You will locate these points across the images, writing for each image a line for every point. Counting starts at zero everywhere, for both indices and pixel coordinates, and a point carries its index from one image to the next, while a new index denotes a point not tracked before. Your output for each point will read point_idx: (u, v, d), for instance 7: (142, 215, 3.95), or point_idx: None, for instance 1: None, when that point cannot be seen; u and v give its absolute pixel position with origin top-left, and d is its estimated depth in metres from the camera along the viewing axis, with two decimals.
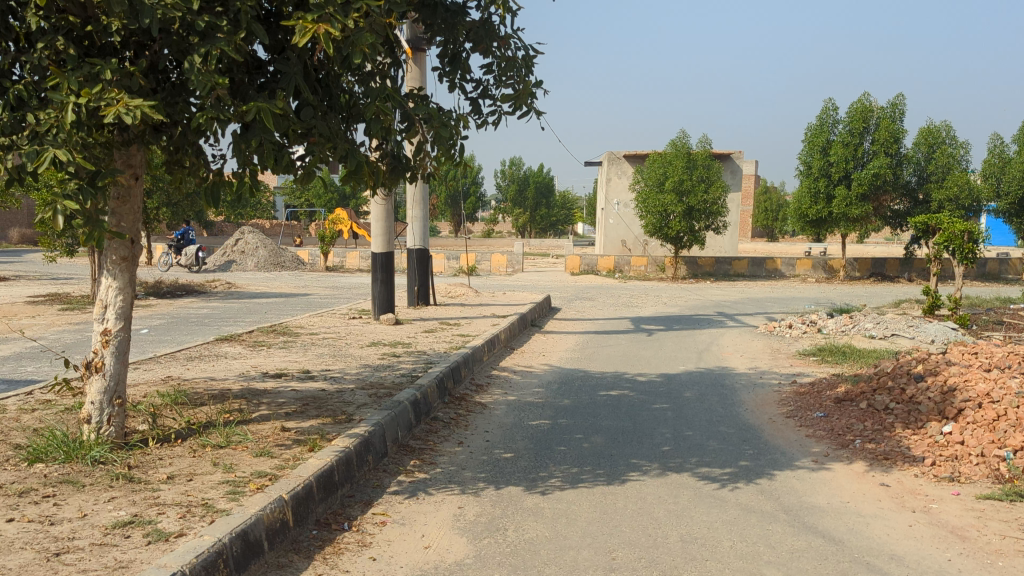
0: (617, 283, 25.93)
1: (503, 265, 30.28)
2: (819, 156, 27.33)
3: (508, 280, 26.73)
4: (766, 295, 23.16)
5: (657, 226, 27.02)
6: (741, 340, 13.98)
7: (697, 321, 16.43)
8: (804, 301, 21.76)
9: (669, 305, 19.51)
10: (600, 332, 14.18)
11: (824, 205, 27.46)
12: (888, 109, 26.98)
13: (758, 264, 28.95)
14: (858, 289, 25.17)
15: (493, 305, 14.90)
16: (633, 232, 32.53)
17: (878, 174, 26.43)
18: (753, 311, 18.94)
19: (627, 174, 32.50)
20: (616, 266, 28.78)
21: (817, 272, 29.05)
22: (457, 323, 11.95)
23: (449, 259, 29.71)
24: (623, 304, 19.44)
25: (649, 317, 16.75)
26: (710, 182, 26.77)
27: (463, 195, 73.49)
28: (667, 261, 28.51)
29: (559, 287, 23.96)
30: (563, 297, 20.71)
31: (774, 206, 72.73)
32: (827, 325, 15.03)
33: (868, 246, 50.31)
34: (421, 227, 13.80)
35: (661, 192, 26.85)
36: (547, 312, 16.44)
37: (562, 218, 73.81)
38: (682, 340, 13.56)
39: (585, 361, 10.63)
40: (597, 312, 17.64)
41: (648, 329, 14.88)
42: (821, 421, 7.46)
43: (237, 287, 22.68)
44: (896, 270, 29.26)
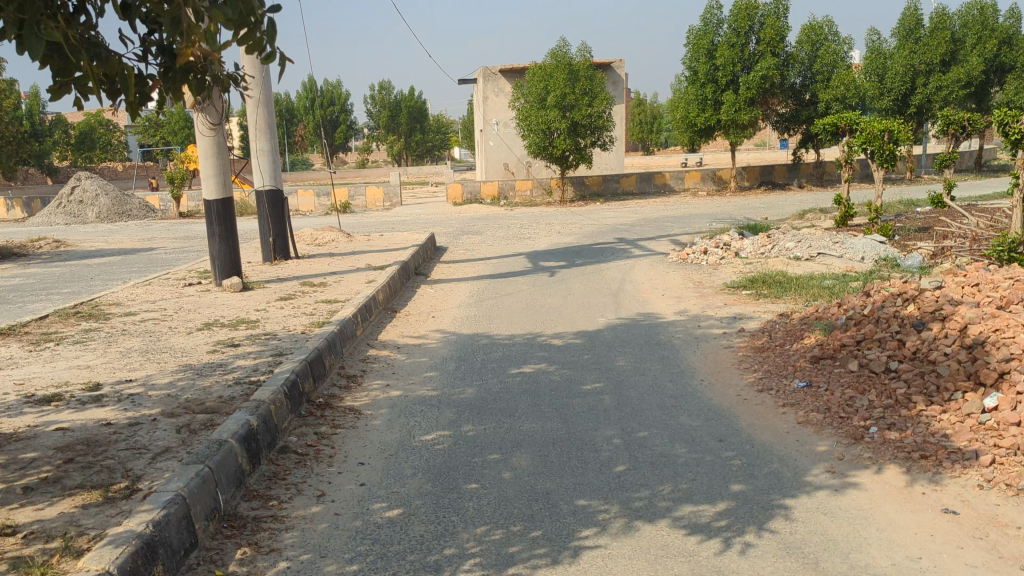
0: (504, 211, 23.86)
1: (378, 198, 27.72)
2: (704, 59, 25.35)
3: (385, 216, 24.24)
4: (662, 214, 21.58)
5: (540, 146, 24.94)
6: (656, 273, 12.13)
7: (602, 251, 14.54)
8: (705, 218, 20.28)
9: (566, 234, 17.55)
10: (494, 275, 12.05)
11: (713, 113, 25.67)
12: (772, 5, 25.08)
13: (648, 180, 27.38)
14: (754, 201, 23.92)
15: (365, 252, 12.49)
16: (515, 154, 30.33)
17: (766, 76, 24.68)
18: (657, 234, 17.22)
19: (505, 90, 29.99)
20: (500, 192, 26.60)
21: (707, 184, 27.70)
22: (321, 283, 9.56)
23: (318, 196, 26.84)
24: (515, 237, 17.35)
25: (547, 251, 14.72)
26: (594, 94, 24.73)
27: (331, 124, 69.19)
28: (554, 182, 26.59)
29: (443, 220, 21.66)
30: (447, 233, 18.46)
31: (651, 117, 71.79)
32: (745, 246, 13.33)
33: (747, 153, 49.73)
34: (268, 160, 11.13)
35: (543, 109, 24.59)
36: (431, 254, 14.16)
37: (436, 142, 70.76)
38: (590, 279, 11.60)
39: (484, 323, 8.49)
40: (488, 249, 15.49)
41: (549, 266, 12.87)
42: (807, 394, 5.64)
43: (67, 242, 19.31)
44: (785, 177, 28.20)
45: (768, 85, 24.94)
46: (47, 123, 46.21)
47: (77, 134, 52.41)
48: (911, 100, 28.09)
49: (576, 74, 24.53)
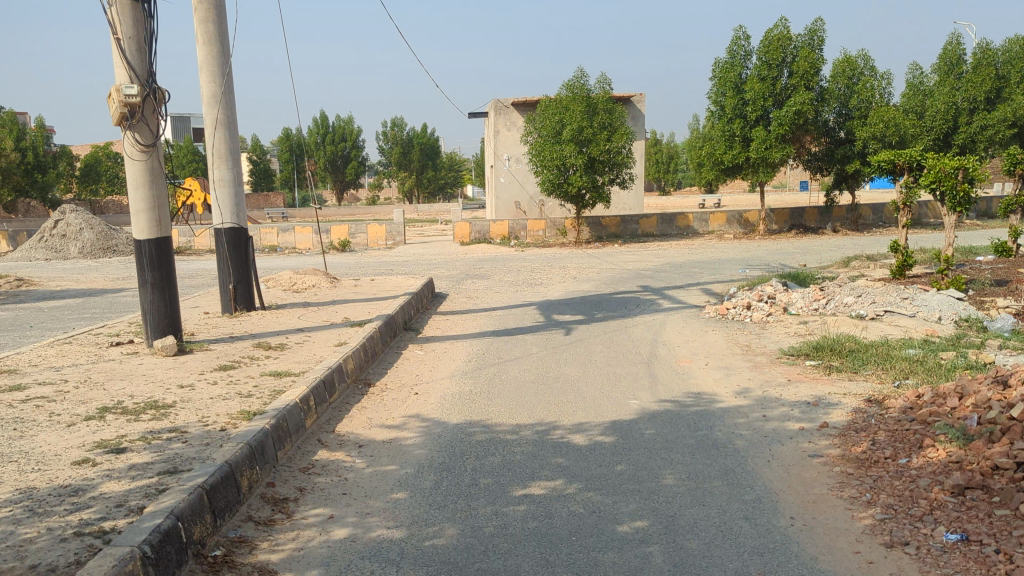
0: (514, 253, 22.01)
1: (381, 236, 25.94)
2: (731, 93, 23.58)
3: (386, 256, 22.44)
4: (689, 259, 19.65)
5: (555, 182, 23.12)
6: (693, 331, 10.14)
7: (625, 302, 12.59)
8: (736, 264, 18.35)
9: (585, 280, 15.59)
10: (499, 332, 10.09)
11: (741, 150, 23.77)
12: (806, 36, 23.23)
13: (669, 221, 25.49)
14: (787, 245, 22.01)
15: (348, 301, 10.58)
16: (527, 191, 28.53)
17: (800, 113, 22.77)
18: (686, 283, 15.25)
19: (517, 124, 28.30)
20: (510, 232, 24.76)
21: (733, 227, 25.78)
22: (281, 343, 7.61)
23: (319, 232, 25.35)
24: (525, 283, 15.40)
25: (561, 301, 12.76)
26: (613, 129, 22.92)
27: (342, 159, 67.87)
28: (568, 222, 24.76)
29: (448, 262, 19.79)
30: (450, 277, 16.56)
31: (667, 156, 70.28)
32: (795, 300, 11.31)
33: (770, 196, 47.78)
34: (229, 192, 9.25)
35: (559, 143, 22.79)
36: (428, 305, 12.17)
37: (449, 179, 69.30)
38: (615, 339, 9.62)
39: (481, 405, 6.47)
40: (494, 297, 13.54)
41: (564, 321, 10.90)
42: (971, 559, 3.64)
43: (33, 279, 17.44)
44: (817, 220, 26.29)
45: (801, 122, 23.01)
46: (51, 153, 44.79)
47: (82, 166, 51.03)
48: (952, 139, 26.17)
49: (595, 108, 22.80)
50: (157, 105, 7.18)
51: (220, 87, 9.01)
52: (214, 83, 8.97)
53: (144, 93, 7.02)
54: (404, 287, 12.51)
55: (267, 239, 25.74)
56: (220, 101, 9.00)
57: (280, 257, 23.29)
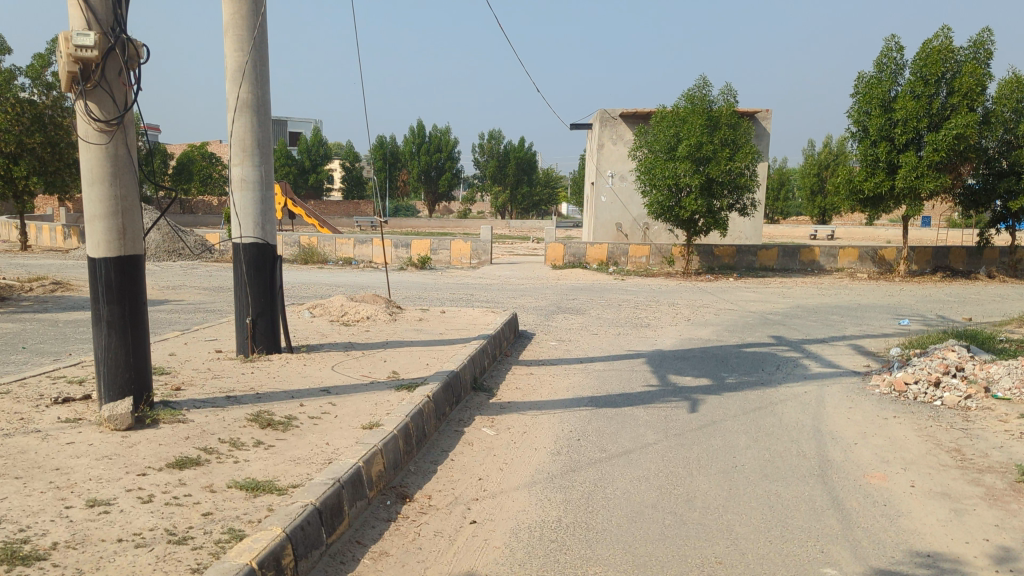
0: (614, 281, 19.48)
1: (464, 254, 23.67)
2: (877, 113, 20.48)
3: (468, 277, 20.22)
4: (820, 302, 16.73)
5: (665, 205, 20.49)
6: (865, 415, 7.40)
7: (756, 361, 9.88)
8: (880, 313, 15.37)
9: (700, 325, 12.89)
10: (599, 400, 7.55)
11: (887, 179, 20.70)
12: (970, 50, 20.08)
13: (791, 254, 22.47)
14: (936, 291, 18.86)
15: (406, 344, 8.23)
16: (630, 213, 25.88)
17: (962, 137, 19.53)
18: (828, 336, 12.40)
19: (624, 138, 25.73)
20: (609, 257, 22.21)
21: (866, 265, 22.57)
22: (289, 416, 5.28)
23: (396, 246, 23.42)
24: (628, 324, 12.81)
25: (676, 355, 10.12)
26: (736, 147, 20.27)
27: (437, 171, 66.52)
28: (676, 250, 22.09)
29: (537, 288, 17.42)
30: (537, 309, 14.11)
31: (777, 184, 66.51)
32: (1000, 378, 8.34)
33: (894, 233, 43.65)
34: (255, 198, 7.10)
35: (671, 161, 20.17)
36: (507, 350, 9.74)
37: (545, 197, 67.14)
38: (759, 422, 6.97)
39: (575, 558, 3.95)
40: (592, 342, 11.02)
41: (684, 387, 8.30)
42: None
43: (78, 283, 15.79)
44: (962, 263, 22.96)
45: (962, 147, 19.70)
46: None
47: (178, 165, 50.91)
48: None
49: (716, 123, 20.17)
50: (126, 66, 5.07)
51: (251, 58, 6.89)
52: (243, 53, 6.84)
53: (104, 47, 4.88)
54: (480, 323, 10.10)
55: (343, 250, 24.20)
56: (249, 77, 6.86)
57: (354, 273, 21.34)
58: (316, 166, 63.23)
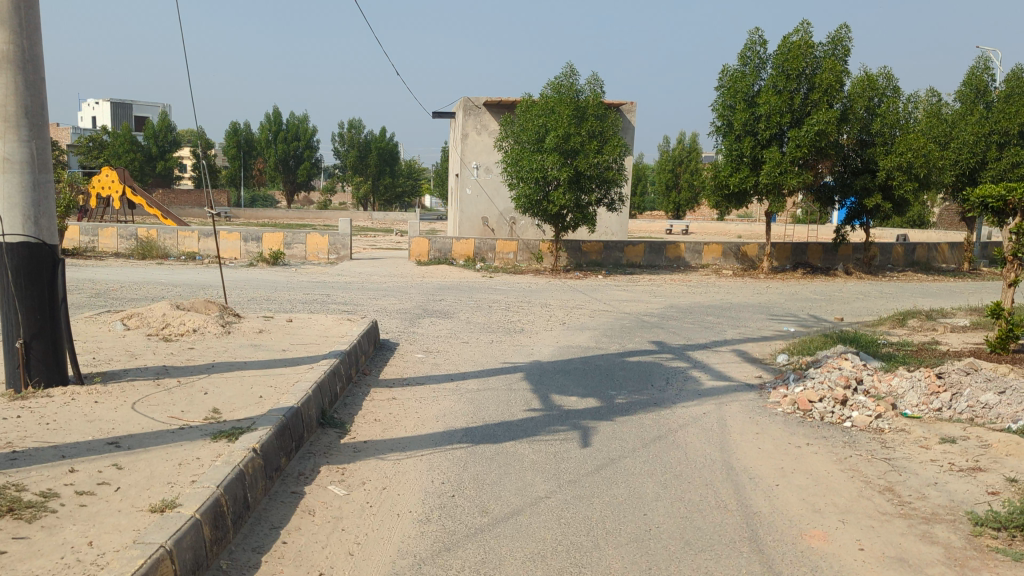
0: (481, 279, 18.30)
1: (322, 249, 21.81)
2: (742, 107, 20.05)
3: (324, 275, 18.57)
4: (695, 301, 16.15)
5: (531, 199, 19.45)
6: (776, 443, 6.48)
7: (644, 373, 8.92)
8: (756, 312, 14.87)
9: (578, 329, 11.87)
10: (472, 432, 6.31)
11: (750, 174, 20.30)
12: (830, 46, 20.00)
13: (658, 250, 21.99)
14: (803, 289, 18.72)
15: (238, 366, 6.72)
16: (496, 207, 24.83)
17: (823, 133, 19.26)
18: (710, 340, 11.65)
19: (489, 128, 24.60)
20: (474, 252, 21.03)
21: (729, 262, 22.38)
22: (46, 495, 3.75)
23: (245, 240, 21.33)
24: (500, 329, 11.63)
25: (556, 368, 9.01)
26: (604, 140, 19.47)
27: (295, 160, 63.52)
28: (544, 245, 21.15)
29: (401, 288, 15.99)
30: (400, 313, 12.71)
31: (636, 179, 67.38)
32: (905, 393, 7.66)
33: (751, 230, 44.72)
34: (24, 182, 5.45)
35: (539, 152, 19.12)
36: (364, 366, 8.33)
37: (405, 188, 65.40)
38: (661, 458, 5.93)
39: None
40: (462, 353, 9.78)
41: (570, 410, 7.19)
42: None
43: None
44: (821, 259, 23.10)
45: (823, 144, 19.43)
46: None
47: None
48: (980, 178, 22.06)
49: (583, 113, 19.27)
50: None
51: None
52: None
53: None
54: (330, 333, 8.62)
55: (186, 244, 21.76)
56: (7, 22, 5.28)
57: (195, 270, 19.22)
58: (162, 153, 58.89)
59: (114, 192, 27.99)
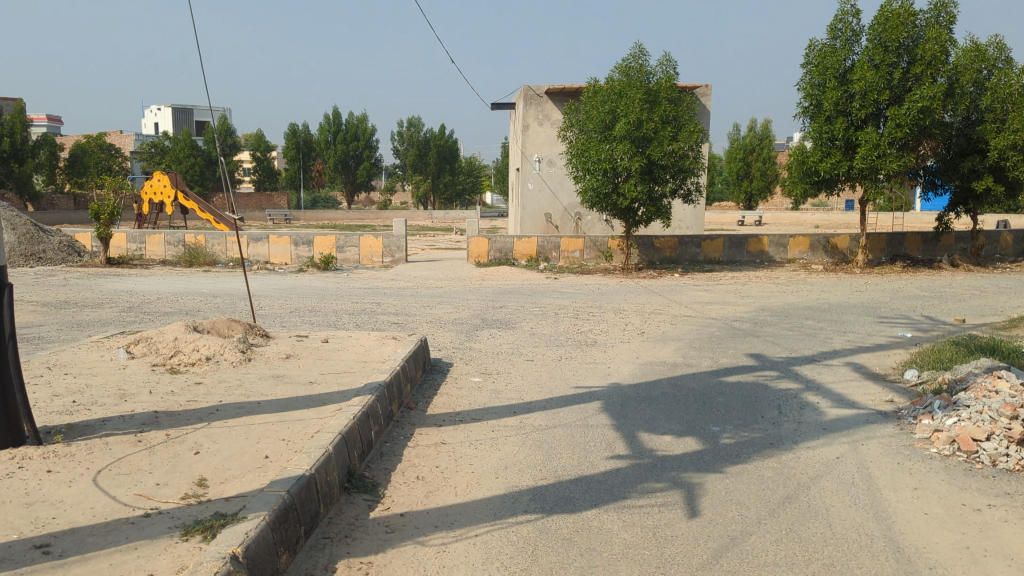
0: (546, 281, 16.88)
1: (376, 252, 20.65)
2: (832, 85, 18.14)
3: (378, 280, 17.38)
4: (787, 302, 14.45)
5: (601, 193, 17.90)
6: (943, 502, 4.89)
7: (747, 400, 7.36)
8: (860, 314, 13.11)
9: (659, 341, 10.33)
10: (540, 496, 4.85)
11: (843, 159, 18.35)
12: (933, 13, 18.01)
13: (738, 245, 20.24)
14: (906, 284, 16.81)
15: (250, 410, 5.39)
16: (560, 202, 23.36)
17: (927, 110, 17.26)
18: (817, 353, 9.99)
19: (552, 118, 23.13)
20: (538, 252, 19.58)
21: (817, 255, 20.51)
22: None
23: (296, 244, 20.39)
24: (569, 342, 10.17)
25: (639, 396, 7.51)
26: (679, 126, 17.81)
27: (356, 160, 63.03)
28: (614, 242, 19.61)
29: (459, 293, 14.68)
30: (456, 325, 11.34)
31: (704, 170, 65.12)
32: None
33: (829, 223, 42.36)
34: None
35: (607, 141, 17.54)
36: (409, 400, 6.93)
37: (467, 186, 64.40)
38: (795, 534, 4.39)
39: None
40: (526, 374, 8.34)
41: (664, 456, 5.68)
42: None
43: None
44: (919, 250, 21.04)
45: (927, 122, 17.41)
46: None
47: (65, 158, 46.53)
48: None
49: (656, 97, 17.65)
50: None
51: None
52: None
53: None
54: (366, 358, 7.25)
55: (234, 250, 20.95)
56: None
57: (243, 277, 18.22)
58: (224, 157, 58.89)
59: (165, 197, 27.58)
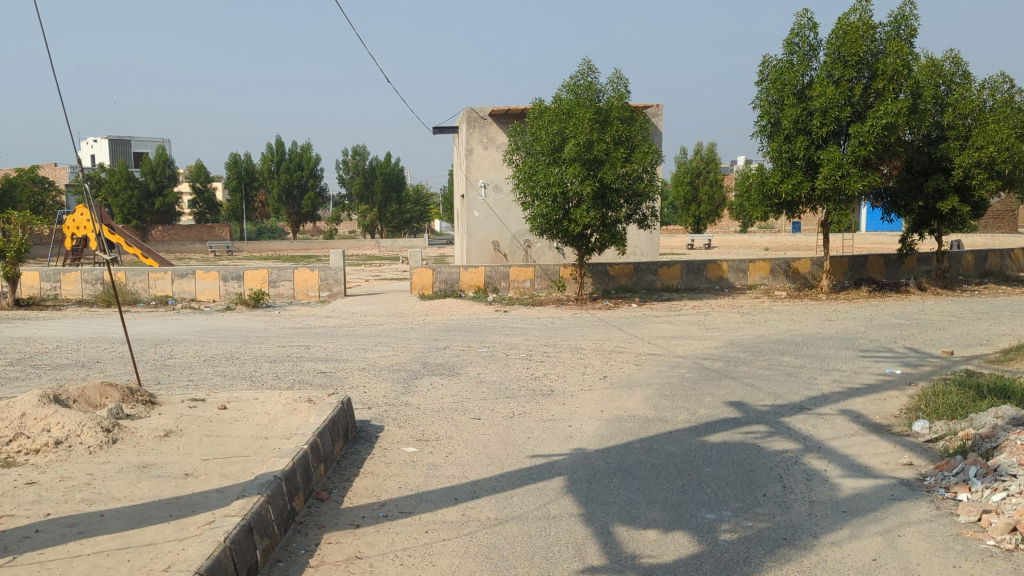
0: (495, 315, 15.49)
1: (312, 286, 19.03)
2: (791, 102, 17.14)
3: (312, 318, 15.80)
4: (758, 334, 13.25)
5: (551, 219, 16.58)
6: None
7: (740, 472, 6.03)
8: (838, 347, 11.96)
9: (625, 388, 8.96)
10: None
11: (805, 179, 17.26)
12: (892, 26, 17.18)
13: (696, 271, 19.08)
14: (877, 310, 15.77)
15: (85, 530, 3.89)
16: (508, 230, 22.05)
17: (890, 127, 16.25)
18: (805, 398, 8.75)
19: (497, 141, 21.85)
20: (486, 283, 18.21)
21: (779, 281, 19.47)
22: None
23: (224, 279, 18.69)
24: (523, 392, 8.76)
25: (610, 468, 6.13)
26: (632, 146, 16.62)
27: (299, 189, 61.11)
28: (566, 271, 18.33)
29: (399, 332, 13.20)
30: (392, 373, 9.84)
31: None
32: None
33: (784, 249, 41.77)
34: None
35: (556, 164, 16.27)
36: (317, 488, 5.43)
37: (414, 213, 62.92)
38: None
39: None
40: (471, 440, 6.90)
41: (653, 567, 4.31)
42: None
43: None
44: (881, 272, 20.13)
45: (891, 140, 16.45)
46: None
47: None
48: None
49: (607, 117, 16.45)
50: None
51: None
52: None
53: None
54: (265, 433, 5.76)
55: (158, 287, 18.89)
56: None
57: (163, 317, 16.41)
58: (161, 188, 56.38)
59: (88, 231, 25.47)
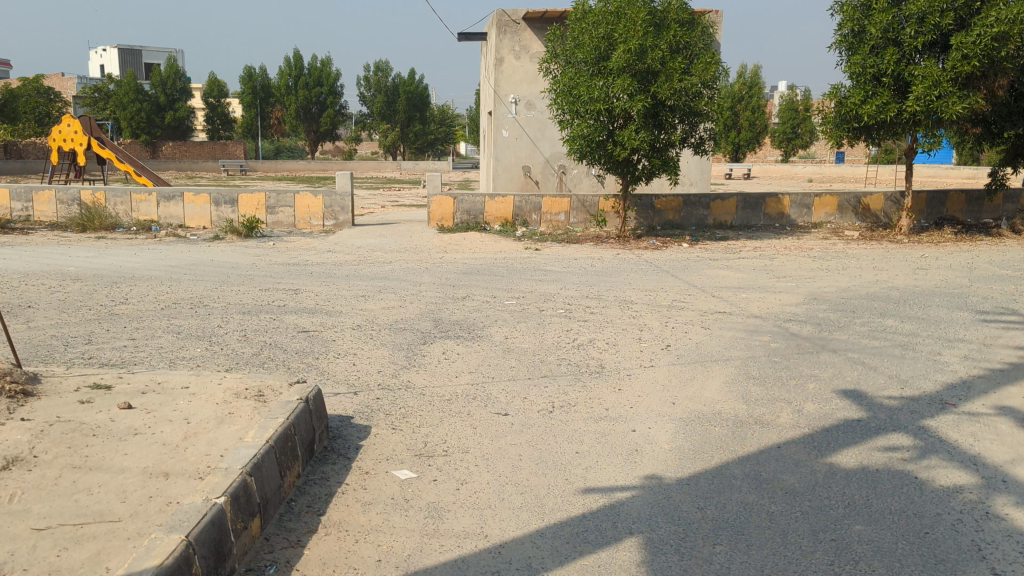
0: (523, 254, 13.27)
1: (315, 214, 16.77)
2: (882, 6, 14.41)
3: (311, 252, 13.67)
4: (843, 285, 10.93)
5: (593, 141, 14.20)
6: None
7: (908, 538, 3.85)
8: (951, 307, 9.61)
9: (698, 367, 6.75)
10: None
11: (893, 100, 14.61)
12: None
13: (754, 206, 16.69)
14: (975, 257, 13.34)
15: None
16: (539, 153, 19.63)
17: (1003, 37, 13.55)
18: (943, 386, 6.47)
19: (530, 51, 19.26)
20: (513, 215, 15.94)
21: (847, 219, 17.04)
22: None
23: (216, 204, 16.54)
24: (564, 370, 6.59)
25: (705, 523, 3.98)
26: (691, 57, 14.09)
27: (317, 107, 58.53)
28: (606, 202, 15.99)
29: (409, 275, 11.03)
30: (393, 334, 7.66)
31: None
32: None
33: (834, 184, 38.93)
34: None
35: (600, 75, 13.82)
36: (239, 570, 3.35)
37: (437, 135, 60.16)
38: None
39: None
40: (493, 455, 4.74)
41: None
42: None
43: None
44: (964, 210, 17.58)
45: (1003, 55, 13.75)
46: None
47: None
48: None
49: (662, 20, 13.92)
50: None
51: None
52: None
53: None
54: (165, 468, 3.64)
55: (143, 212, 16.86)
56: None
57: (140, 246, 14.31)
58: (172, 102, 53.80)
59: (77, 145, 23.25)
